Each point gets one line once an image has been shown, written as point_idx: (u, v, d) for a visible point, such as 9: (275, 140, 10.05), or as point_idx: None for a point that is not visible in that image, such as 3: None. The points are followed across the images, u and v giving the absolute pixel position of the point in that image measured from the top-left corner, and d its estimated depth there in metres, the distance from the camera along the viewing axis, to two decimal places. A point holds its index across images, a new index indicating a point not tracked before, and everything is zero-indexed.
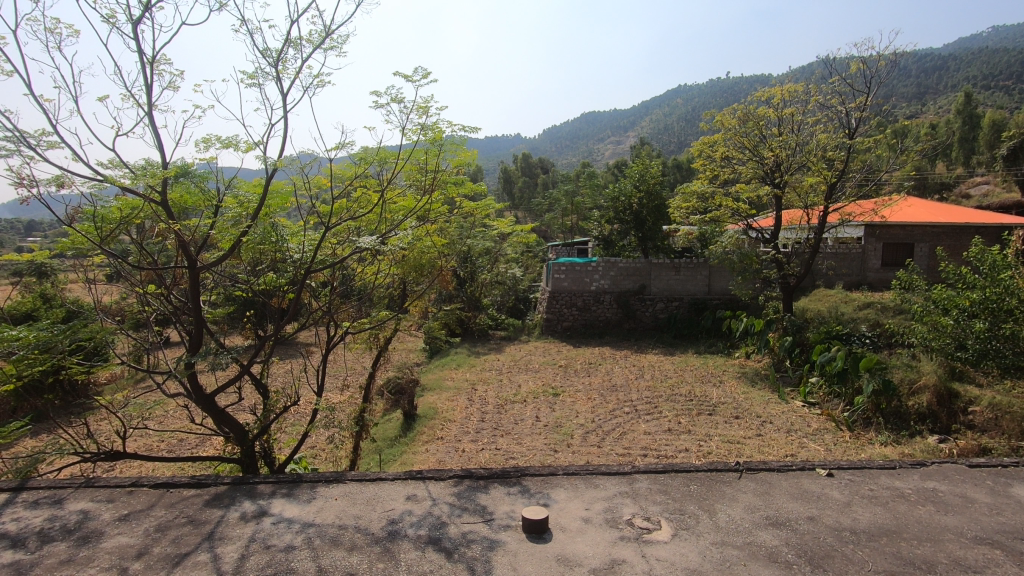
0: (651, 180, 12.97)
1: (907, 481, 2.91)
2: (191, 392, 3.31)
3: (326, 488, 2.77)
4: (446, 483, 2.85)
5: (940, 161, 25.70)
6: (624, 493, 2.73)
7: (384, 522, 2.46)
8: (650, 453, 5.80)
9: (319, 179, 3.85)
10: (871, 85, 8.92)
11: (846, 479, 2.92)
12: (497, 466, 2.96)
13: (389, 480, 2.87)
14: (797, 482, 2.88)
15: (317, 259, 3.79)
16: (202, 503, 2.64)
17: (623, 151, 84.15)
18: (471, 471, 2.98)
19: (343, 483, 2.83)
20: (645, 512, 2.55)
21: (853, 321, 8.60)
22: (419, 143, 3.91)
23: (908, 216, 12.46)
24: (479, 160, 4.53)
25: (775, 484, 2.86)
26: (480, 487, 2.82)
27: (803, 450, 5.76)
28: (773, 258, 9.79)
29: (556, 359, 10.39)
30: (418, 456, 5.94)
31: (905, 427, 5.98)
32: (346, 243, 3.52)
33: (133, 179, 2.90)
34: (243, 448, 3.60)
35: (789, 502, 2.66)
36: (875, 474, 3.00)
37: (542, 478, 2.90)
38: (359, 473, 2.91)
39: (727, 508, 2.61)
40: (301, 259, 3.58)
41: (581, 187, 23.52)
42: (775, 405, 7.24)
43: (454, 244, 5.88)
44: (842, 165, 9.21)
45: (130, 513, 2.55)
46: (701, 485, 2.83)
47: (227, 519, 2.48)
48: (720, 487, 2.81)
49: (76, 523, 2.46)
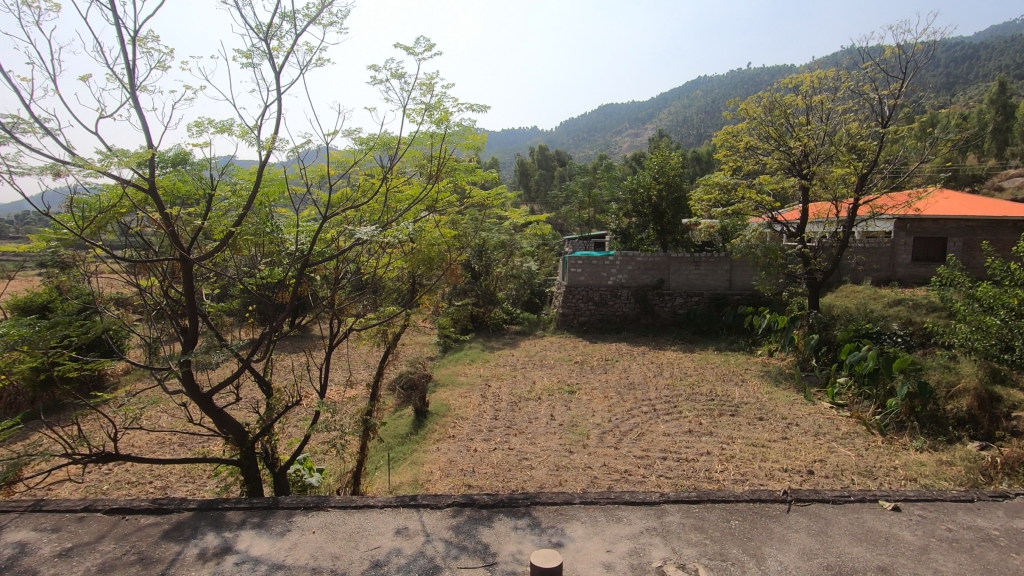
0: (670, 171, 12.62)
1: (991, 519, 2.65)
2: (186, 390, 3.15)
3: (303, 518, 2.62)
4: (443, 514, 2.67)
5: (972, 152, 24.79)
6: (652, 531, 2.51)
7: (367, 564, 2.28)
8: (669, 456, 5.55)
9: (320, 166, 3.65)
10: (906, 71, 8.53)
11: (917, 516, 2.67)
12: (504, 495, 2.76)
13: (377, 509, 2.71)
14: (858, 518, 2.65)
15: (315, 251, 3.59)
16: (158, 535, 2.50)
17: (642, 143, 83.16)
18: (474, 498, 2.79)
19: (324, 511, 2.70)
20: (679, 558, 2.31)
21: (884, 319, 8.24)
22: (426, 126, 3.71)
23: (943, 209, 11.95)
24: (491, 145, 4.34)
25: (832, 521, 2.62)
26: (483, 519, 2.62)
27: (833, 456, 5.47)
28: (799, 252, 9.41)
29: (571, 355, 10.16)
30: (429, 455, 5.76)
31: (943, 432, 5.63)
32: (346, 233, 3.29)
33: (117, 166, 2.71)
34: (242, 448, 3.44)
35: (852, 546, 2.42)
36: (951, 508, 2.75)
37: (556, 509, 2.69)
38: (342, 499, 2.77)
39: (777, 552, 2.36)
40: (299, 251, 3.35)
41: (599, 180, 23.16)
42: (800, 406, 6.94)
43: (467, 236, 5.67)
44: (874, 155, 8.81)
45: (73, 547, 2.42)
46: (743, 521, 2.60)
47: (182, 558, 2.33)
48: (768, 524, 2.57)
49: (9, 560, 2.34)
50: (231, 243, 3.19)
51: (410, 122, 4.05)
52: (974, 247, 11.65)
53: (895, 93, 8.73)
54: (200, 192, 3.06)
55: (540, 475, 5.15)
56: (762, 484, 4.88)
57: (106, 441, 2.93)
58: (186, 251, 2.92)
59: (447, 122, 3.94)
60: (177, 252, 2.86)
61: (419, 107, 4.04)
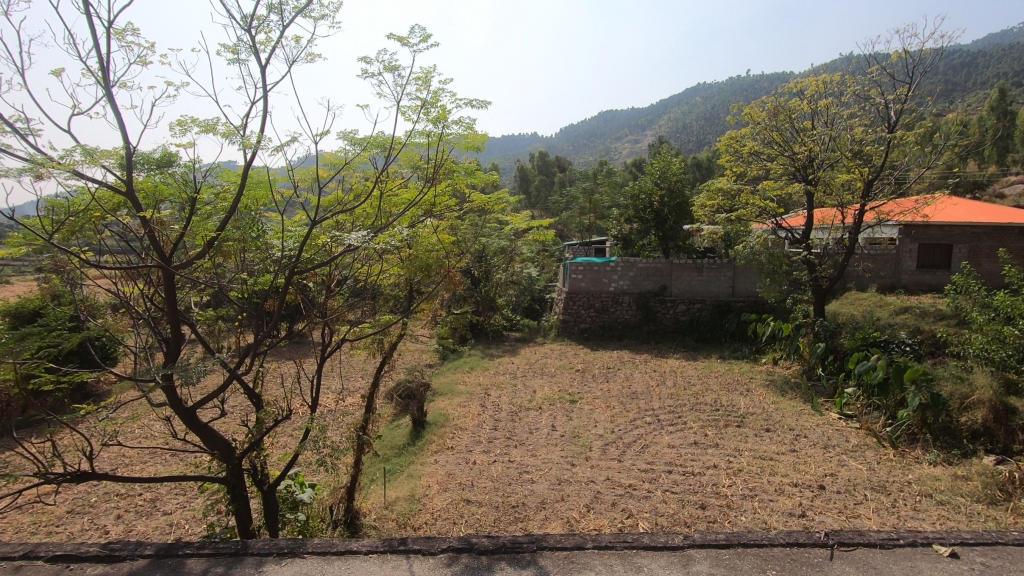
0: (672, 176, 12.50)
1: None
2: (170, 404, 2.98)
3: (276, 568, 2.49)
4: (437, 561, 2.50)
5: (973, 159, 24.72)
6: None
7: None
8: (675, 469, 5.37)
9: (310, 169, 3.51)
10: (914, 76, 8.58)
11: (978, 564, 2.51)
12: (506, 539, 2.60)
13: (361, 556, 2.56)
14: (914, 565, 2.49)
15: (304, 257, 3.42)
16: None
17: (642, 150, 83.25)
18: (472, 543, 2.62)
19: (301, 558, 2.56)
20: None
21: (891, 327, 8.10)
22: (422, 126, 3.55)
23: (949, 215, 11.82)
24: (490, 145, 4.19)
25: (884, 568, 2.47)
26: (482, 567, 2.45)
27: (844, 470, 5.29)
28: (804, 259, 9.25)
29: (573, 363, 9.99)
30: (427, 468, 5.57)
31: (958, 445, 5.46)
32: (336, 238, 3.14)
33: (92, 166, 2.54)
34: (229, 465, 3.27)
35: None
36: (1013, 553, 2.60)
37: (565, 555, 2.53)
38: (320, 543, 2.64)
39: None
40: (287, 258, 3.19)
41: (600, 186, 23.05)
42: (808, 417, 6.76)
43: (467, 240, 5.51)
44: (881, 161, 8.67)
45: None
46: (779, 570, 2.44)
47: None
48: (807, 573, 2.41)
49: None
50: (215, 248, 3.02)
51: (405, 121, 3.90)
52: (980, 254, 11.50)
53: (901, 97, 8.62)
54: (182, 194, 2.89)
55: (542, 490, 4.97)
56: (772, 500, 4.70)
57: (81, 458, 2.77)
58: (167, 258, 2.74)
59: (444, 120, 3.81)
60: (158, 259, 2.69)
61: (414, 106, 3.92)
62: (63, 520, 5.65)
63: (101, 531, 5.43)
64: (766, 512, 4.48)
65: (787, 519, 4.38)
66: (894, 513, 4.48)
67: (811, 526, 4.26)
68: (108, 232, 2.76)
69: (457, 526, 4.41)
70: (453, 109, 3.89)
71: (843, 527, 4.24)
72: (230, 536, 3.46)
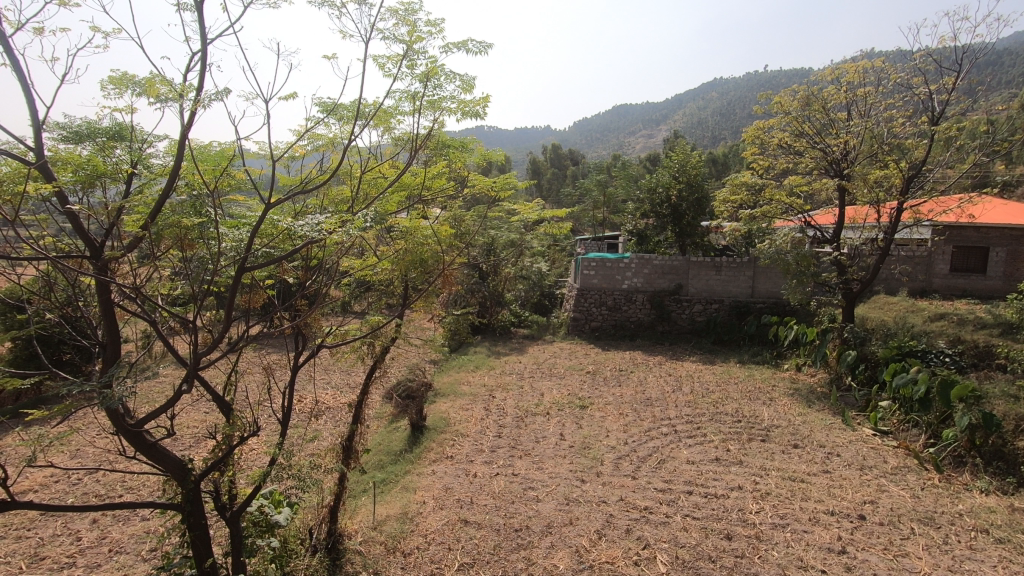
0: (691, 170, 11.90)
1: None
2: (112, 422, 2.52)
3: None
4: None
5: (1002, 160, 23.68)
6: None
7: None
8: (696, 490, 4.86)
9: (270, 146, 3.10)
10: (962, 63, 7.82)
11: None
12: None
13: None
14: None
15: (266, 248, 2.99)
16: None
17: (657, 143, 82.17)
18: None
19: None
20: None
21: (927, 335, 7.53)
22: (394, 92, 3.15)
23: (987, 216, 11.12)
24: (488, 110, 3.66)
25: None
26: None
27: (885, 496, 4.76)
28: (834, 260, 8.62)
29: (583, 364, 9.49)
30: (423, 480, 5.12)
31: (1013, 472, 4.92)
32: (291, 225, 2.71)
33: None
34: (183, 490, 2.80)
35: None
36: None
37: None
38: None
39: None
40: (236, 248, 2.72)
41: (614, 178, 22.49)
42: (839, 433, 6.21)
43: (472, 229, 4.99)
44: (922, 156, 8.01)
45: None
46: None
47: None
48: None
49: None
50: (155, 236, 2.61)
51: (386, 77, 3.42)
52: (1019, 258, 10.83)
53: (946, 87, 7.94)
54: (118, 173, 2.55)
55: (548, 511, 4.48)
56: (806, 531, 4.18)
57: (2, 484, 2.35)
58: (97, 247, 2.38)
59: (432, 78, 3.32)
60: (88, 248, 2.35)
61: (395, 58, 3.41)
62: (34, 524, 5.25)
63: (73, 536, 5.02)
64: (801, 547, 3.96)
65: (826, 556, 3.86)
66: (948, 552, 3.94)
67: (854, 567, 3.74)
68: (15, 217, 2.36)
69: (453, 552, 3.94)
70: (444, 64, 3.37)
71: (892, 569, 3.72)
72: (188, 567, 3.01)
